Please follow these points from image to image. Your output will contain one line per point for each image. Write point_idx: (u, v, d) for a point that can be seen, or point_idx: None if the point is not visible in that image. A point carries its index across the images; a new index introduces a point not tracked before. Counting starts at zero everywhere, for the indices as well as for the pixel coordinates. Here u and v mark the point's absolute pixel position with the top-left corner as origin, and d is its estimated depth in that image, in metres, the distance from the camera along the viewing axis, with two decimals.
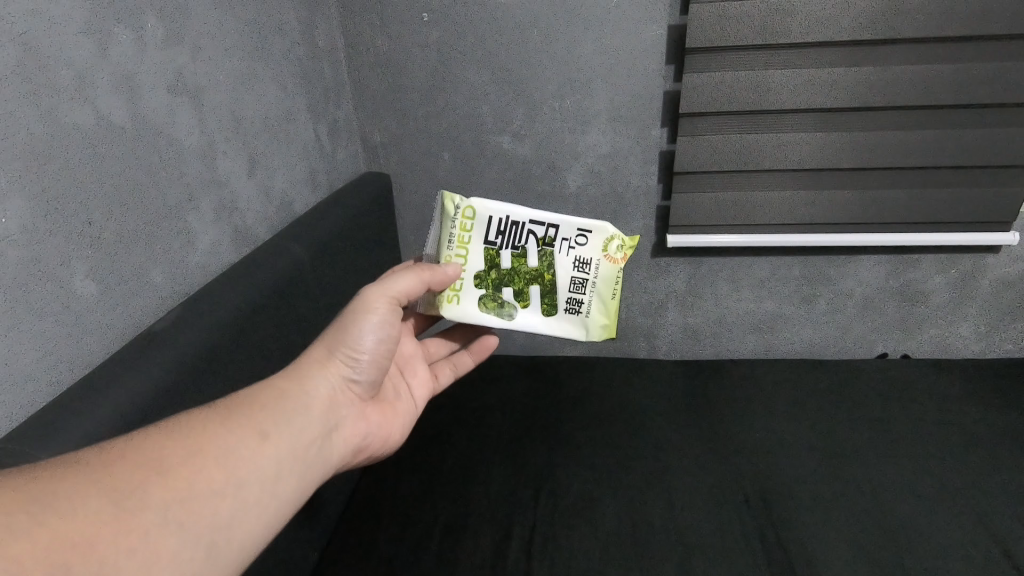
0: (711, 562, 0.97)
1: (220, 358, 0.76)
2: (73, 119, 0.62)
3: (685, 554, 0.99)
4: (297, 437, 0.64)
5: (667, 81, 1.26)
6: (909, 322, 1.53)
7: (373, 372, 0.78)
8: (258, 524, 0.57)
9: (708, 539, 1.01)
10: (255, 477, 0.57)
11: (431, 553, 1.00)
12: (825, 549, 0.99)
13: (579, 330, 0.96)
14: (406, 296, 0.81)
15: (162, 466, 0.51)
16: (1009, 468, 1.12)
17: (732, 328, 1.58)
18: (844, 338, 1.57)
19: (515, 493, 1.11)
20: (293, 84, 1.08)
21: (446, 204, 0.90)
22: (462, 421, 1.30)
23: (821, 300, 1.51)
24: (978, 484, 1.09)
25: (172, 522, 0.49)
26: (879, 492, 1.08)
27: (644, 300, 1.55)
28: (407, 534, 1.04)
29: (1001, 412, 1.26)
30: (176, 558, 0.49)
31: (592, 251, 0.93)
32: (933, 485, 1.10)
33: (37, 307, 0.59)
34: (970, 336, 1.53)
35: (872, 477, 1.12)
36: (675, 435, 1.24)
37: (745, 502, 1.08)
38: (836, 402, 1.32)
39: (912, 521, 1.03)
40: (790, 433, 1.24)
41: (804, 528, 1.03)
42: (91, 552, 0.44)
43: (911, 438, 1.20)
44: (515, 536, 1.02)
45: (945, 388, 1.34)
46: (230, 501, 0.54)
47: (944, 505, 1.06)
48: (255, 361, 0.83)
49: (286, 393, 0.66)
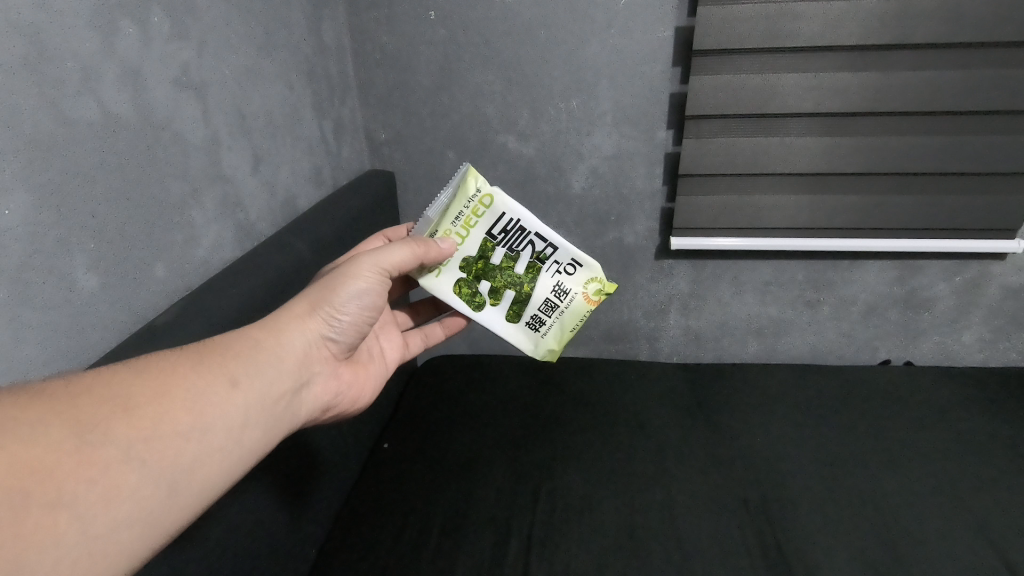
0: (706, 560, 0.97)
1: None
2: (78, 113, 0.64)
3: (682, 554, 0.98)
4: (267, 390, 0.67)
5: (671, 84, 1.26)
6: (913, 328, 1.52)
7: (351, 335, 0.80)
8: (220, 468, 0.60)
9: (705, 540, 1.01)
10: (221, 424, 0.61)
11: (431, 549, 1.00)
12: (822, 553, 0.98)
13: (528, 344, 0.98)
14: (399, 268, 0.81)
15: (129, 405, 0.54)
16: (1012, 474, 1.11)
17: (735, 332, 1.58)
18: (847, 344, 1.56)
19: (515, 492, 1.11)
20: (299, 82, 1.11)
21: (470, 183, 0.89)
22: (462, 420, 1.31)
23: (825, 305, 1.50)
24: (979, 490, 1.08)
25: (132, 458, 0.53)
26: (875, 498, 1.08)
27: (646, 303, 1.55)
28: (405, 529, 1.04)
29: (1005, 420, 1.25)
30: (136, 491, 0.53)
31: (575, 283, 0.95)
32: (932, 490, 1.09)
33: (39, 295, 0.61)
34: (975, 344, 1.52)
35: (868, 482, 1.12)
36: (673, 436, 1.25)
37: (744, 504, 1.08)
38: (836, 407, 1.32)
39: (910, 526, 1.02)
40: (787, 436, 1.24)
41: (800, 531, 1.02)
42: (50, 481, 0.47)
43: (909, 444, 1.20)
44: (515, 535, 1.02)
45: (947, 396, 1.33)
46: (193, 444, 0.58)
47: (943, 508, 1.05)
48: None
49: (261, 346, 0.69)
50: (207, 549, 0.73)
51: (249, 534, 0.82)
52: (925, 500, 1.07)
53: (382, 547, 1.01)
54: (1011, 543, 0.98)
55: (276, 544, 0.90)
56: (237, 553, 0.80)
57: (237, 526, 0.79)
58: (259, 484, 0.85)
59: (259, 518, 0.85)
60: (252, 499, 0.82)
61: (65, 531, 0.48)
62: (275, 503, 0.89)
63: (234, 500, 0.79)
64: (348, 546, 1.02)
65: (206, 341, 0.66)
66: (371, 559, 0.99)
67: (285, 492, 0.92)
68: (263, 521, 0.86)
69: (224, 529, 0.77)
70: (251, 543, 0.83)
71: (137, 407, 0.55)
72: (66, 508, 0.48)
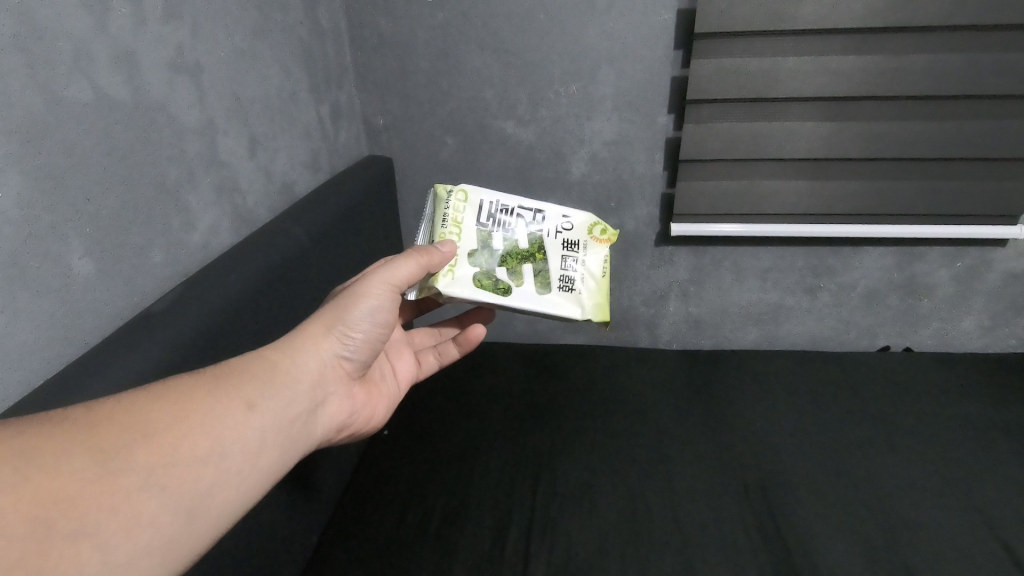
0: (703, 546, 0.98)
1: (219, 338, 0.76)
2: (71, 94, 0.63)
3: (682, 540, 0.98)
4: (283, 412, 0.67)
5: (674, 67, 1.25)
6: (914, 315, 1.51)
7: (364, 353, 0.80)
8: (238, 491, 0.60)
9: (706, 527, 1.01)
10: (239, 449, 0.60)
11: (430, 537, 1.00)
12: (821, 539, 0.98)
13: (573, 309, 0.93)
14: (407, 282, 0.81)
15: (149, 430, 0.54)
16: (1015, 461, 1.11)
17: (735, 319, 1.57)
18: (847, 331, 1.56)
19: (515, 478, 1.12)
20: (296, 65, 1.09)
21: (439, 192, 0.93)
22: (463, 408, 1.31)
23: (825, 292, 1.50)
24: (982, 478, 1.08)
25: (153, 486, 0.52)
26: (874, 484, 1.08)
27: (646, 290, 1.55)
28: (405, 517, 1.04)
29: (1006, 407, 1.25)
30: (156, 519, 0.52)
31: (578, 233, 0.95)
32: (934, 477, 1.09)
33: (33, 281, 0.61)
34: (974, 330, 1.52)
35: (868, 468, 1.12)
36: (674, 424, 1.24)
37: (743, 490, 1.08)
38: (837, 394, 1.32)
39: (909, 513, 1.02)
40: (786, 423, 1.24)
41: (797, 516, 1.02)
42: (74, 509, 0.47)
43: (908, 430, 1.20)
44: (515, 522, 1.02)
45: (946, 382, 1.33)
46: (211, 467, 0.57)
47: (946, 497, 1.04)
48: (254, 339, 0.84)
49: (277, 366, 0.69)
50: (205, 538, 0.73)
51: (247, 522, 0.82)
52: (928, 488, 1.06)
53: (381, 536, 1.01)
54: (1014, 532, 0.97)
55: (276, 534, 0.89)
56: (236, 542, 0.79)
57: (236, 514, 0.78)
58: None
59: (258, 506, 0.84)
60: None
61: (88, 560, 0.47)
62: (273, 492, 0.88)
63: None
64: (347, 537, 1.02)
65: (222, 363, 0.66)
66: (372, 547, 0.99)
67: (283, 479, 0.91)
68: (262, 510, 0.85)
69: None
70: (250, 532, 0.82)
71: (157, 432, 0.54)
72: (90, 538, 0.47)
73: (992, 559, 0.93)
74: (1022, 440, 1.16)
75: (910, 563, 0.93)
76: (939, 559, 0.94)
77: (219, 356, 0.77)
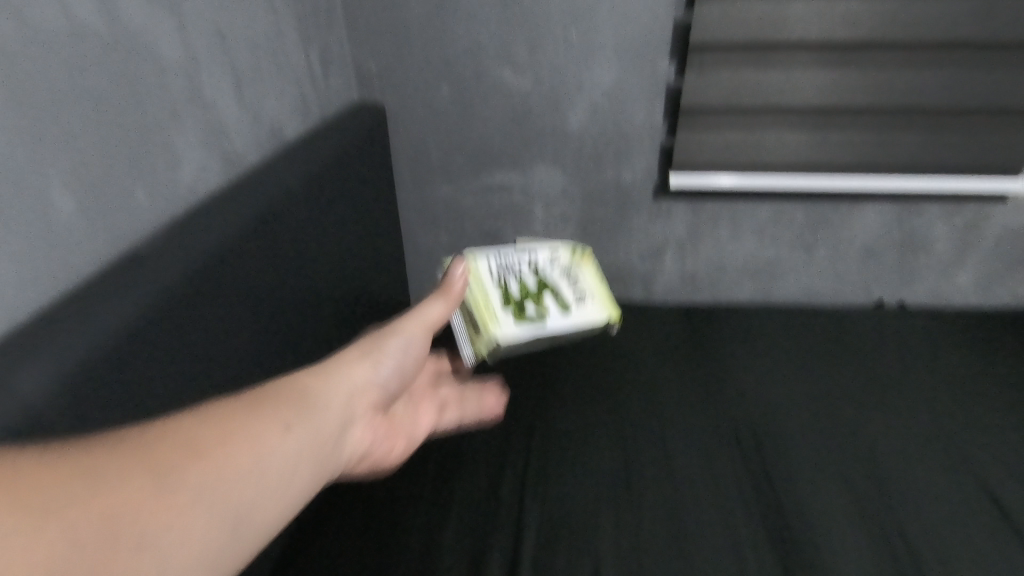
0: (694, 496, 0.99)
1: (214, 284, 0.74)
2: (43, 18, 0.60)
3: (675, 491, 1.00)
4: (322, 437, 0.62)
5: (678, 9, 1.20)
6: (909, 272, 1.50)
7: (394, 383, 0.79)
8: (280, 516, 0.54)
9: (699, 479, 1.02)
10: (282, 472, 0.55)
11: (430, 484, 1.02)
12: (810, 494, 0.99)
13: None
14: (438, 322, 0.91)
15: (196, 450, 0.49)
16: (1005, 421, 1.12)
17: (731, 275, 1.55)
18: (843, 288, 1.55)
19: (512, 428, 1.13)
20: (282, 3, 1.04)
21: None
22: (463, 359, 1.31)
23: (822, 248, 1.48)
24: (972, 437, 1.09)
25: (204, 512, 0.47)
26: (867, 440, 1.09)
27: (643, 245, 1.52)
28: (405, 463, 1.05)
29: (999, 365, 1.25)
30: (203, 548, 0.46)
31: None
32: (926, 435, 1.09)
33: (15, 218, 0.58)
34: (968, 286, 1.52)
35: (862, 425, 1.12)
36: (669, 383, 1.24)
37: (736, 443, 1.09)
38: (832, 352, 1.31)
39: (898, 468, 1.03)
40: (785, 382, 1.23)
41: (788, 470, 1.03)
42: (129, 532, 0.42)
43: (902, 387, 1.20)
44: (510, 470, 1.04)
45: (941, 340, 1.33)
46: (255, 489, 0.52)
47: (937, 455, 1.05)
48: (247, 286, 0.82)
49: (308, 389, 0.65)
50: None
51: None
52: (920, 446, 1.07)
53: (382, 482, 1.03)
54: (1003, 492, 0.99)
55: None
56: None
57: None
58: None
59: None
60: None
61: None
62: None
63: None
64: (344, 498, 1.01)
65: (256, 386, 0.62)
66: (374, 492, 1.01)
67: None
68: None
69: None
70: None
71: (205, 451, 0.50)
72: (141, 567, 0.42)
73: (980, 519, 0.94)
74: (1013, 398, 1.16)
75: (899, 525, 0.94)
76: (927, 518, 0.95)
77: (207, 303, 0.74)
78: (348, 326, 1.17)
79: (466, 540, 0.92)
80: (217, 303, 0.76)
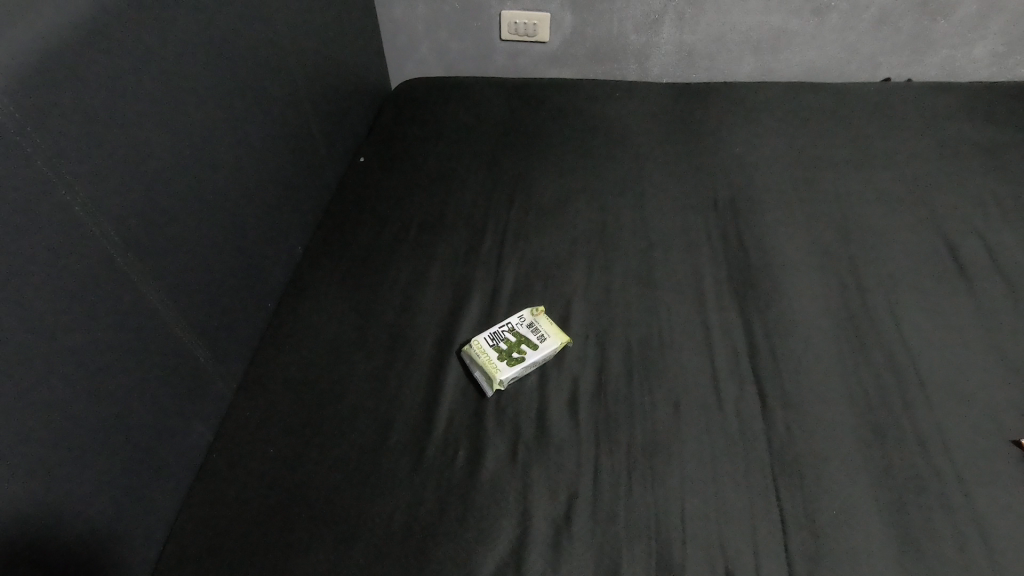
0: (674, 273, 0.90)
1: (109, 42, 0.61)
2: None
3: (662, 281, 0.89)
4: None
5: None
6: (923, 39, 1.28)
7: None
8: None
9: (682, 257, 0.92)
10: None
11: (404, 255, 0.95)
12: (801, 272, 0.89)
13: None
14: None
15: None
16: (1006, 162, 1.05)
17: (731, 48, 1.34)
18: (851, 61, 1.34)
19: (490, 195, 1.05)
20: None
21: None
22: (436, 133, 1.19)
23: (835, 14, 1.26)
24: (963, 177, 1.03)
25: None
26: (858, 206, 0.99)
27: (638, 12, 1.29)
28: (377, 239, 0.98)
29: (1003, 117, 1.15)
30: None
31: None
32: (917, 178, 1.04)
33: None
34: (983, 58, 1.31)
35: (854, 191, 1.02)
36: (649, 141, 1.15)
37: (722, 209, 1.00)
38: (835, 109, 1.20)
39: (893, 233, 0.94)
40: (774, 150, 1.11)
41: (777, 239, 0.94)
42: None
43: (899, 154, 1.09)
44: (489, 235, 0.97)
45: (952, 110, 1.18)
46: None
47: (924, 195, 1.00)
48: (160, 53, 0.68)
49: None
50: (155, 222, 0.69)
51: (209, 220, 0.79)
52: (909, 189, 1.02)
53: (351, 258, 0.95)
54: (989, 225, 0.95)
55: (244, 234, 0.87)
56: (199, 238, 0.77)
57: (188, 207, 0.74)
58: (217, 177, 0.80)
59: (216, 207, 0.80)
60: (202, 191, 0.77)
61: None
62: (236, 195, 0.85)
63: (185, 180, 0.73)
64: (316, 251, 0.98)
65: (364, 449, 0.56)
66: (343, 271, 0.93)
67: (250, 184, 0.88)
68: (226, 209, 0.82)
69: (179, 208, 0.73)
70: (213, 231, 0.80)
71: None
72: None
73: (961, 248, 0.91)
74: (1016, 144, 1.09)
75: (872, 259, 0.91)
76: (904, 251, 0.91)
77: (155, 23, 0.67)
78: (306, 113, 1.03)
79: (437, 280, 0.91)
80: (165, 33, 0.69)
